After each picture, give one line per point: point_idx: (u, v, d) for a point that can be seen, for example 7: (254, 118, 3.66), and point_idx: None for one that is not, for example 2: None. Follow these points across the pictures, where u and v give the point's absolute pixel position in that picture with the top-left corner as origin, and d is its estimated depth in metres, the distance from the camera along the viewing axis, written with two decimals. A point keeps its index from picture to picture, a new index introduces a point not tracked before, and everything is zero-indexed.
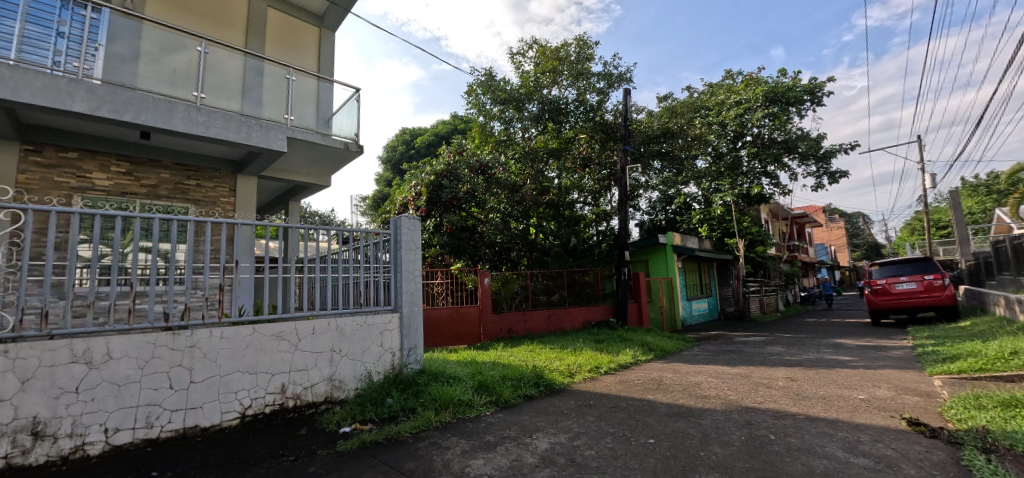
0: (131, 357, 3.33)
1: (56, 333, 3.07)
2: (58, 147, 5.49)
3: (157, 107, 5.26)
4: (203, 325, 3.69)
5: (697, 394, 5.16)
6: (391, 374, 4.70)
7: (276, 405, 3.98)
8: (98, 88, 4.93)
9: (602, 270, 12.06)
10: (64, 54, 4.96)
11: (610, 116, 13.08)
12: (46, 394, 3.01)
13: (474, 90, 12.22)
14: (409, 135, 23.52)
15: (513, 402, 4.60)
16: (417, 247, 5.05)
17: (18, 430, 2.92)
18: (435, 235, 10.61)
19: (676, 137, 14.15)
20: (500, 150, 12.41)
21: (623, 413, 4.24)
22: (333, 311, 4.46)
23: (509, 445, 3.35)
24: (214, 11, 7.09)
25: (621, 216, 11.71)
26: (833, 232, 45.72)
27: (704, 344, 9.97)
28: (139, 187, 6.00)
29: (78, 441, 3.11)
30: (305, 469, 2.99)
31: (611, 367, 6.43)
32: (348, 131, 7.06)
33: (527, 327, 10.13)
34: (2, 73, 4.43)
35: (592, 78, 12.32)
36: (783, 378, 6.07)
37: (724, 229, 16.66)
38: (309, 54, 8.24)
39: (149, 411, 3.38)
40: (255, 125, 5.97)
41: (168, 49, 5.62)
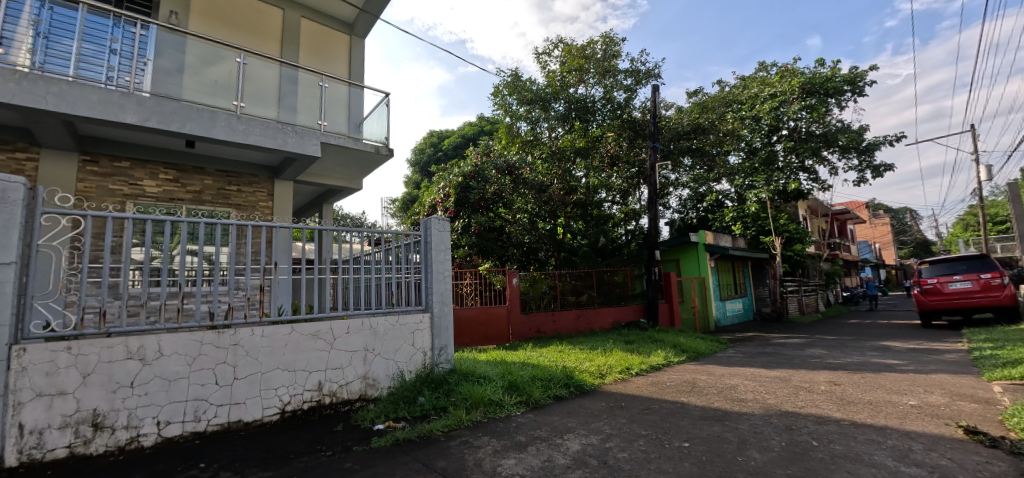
0: (180, 354, 3.51)
1: (113, 330, 3.27)
2: (112, 156, 5.86)
3: (201, 117, 5.54)
4: (246, 324, 3.84)
5: (733, 397, 4.99)
6: (423, 373, 4.76)
7: (314, 402, 4.11)
8: (147, 100, 5.22)
9: (632, 270, 11.86)
10: (116, 69, 5.29)
11: (639, 113, 12.86)
12: (105, 388, 3.21)
13: (500, 91, 12.26)
14: (436, 137, 23.89)
15: (544, 402, 4.59)
16: (447, 247, 5.09)
17: (80, 421, 3.12)
18: (463, 235, 10.73)
19: (707, 132, 13.77)
20: (527, 150, 12.41)
21: (656, 416, 4.15)
22: (366, 311, 4.56)
23: (541, 446, 3.34)
24: (251, 22, 7.40)
25: (650, 214, 11.50)
26: (878, 229, 43.26)
27: (740, 346, 9.63)
28: (185, 193, 6.33)
29: (134, 432, 3.30)
30: (341, 465, 3.07)
31: (643, 368, 6.31)
32: (378, 135, 7.22)
33: (556, 327, 10.09)
34: (62, 89, 4.75)
35: (620, 75, 12.14)
36: (825, 381, 5.79)
37: (760, 227, 16.15)
38: (340, 61, 8.48)
39: (197, 405, 3.55)
40: (291, 131, 6.19)
41: (210, 61, 5.90)
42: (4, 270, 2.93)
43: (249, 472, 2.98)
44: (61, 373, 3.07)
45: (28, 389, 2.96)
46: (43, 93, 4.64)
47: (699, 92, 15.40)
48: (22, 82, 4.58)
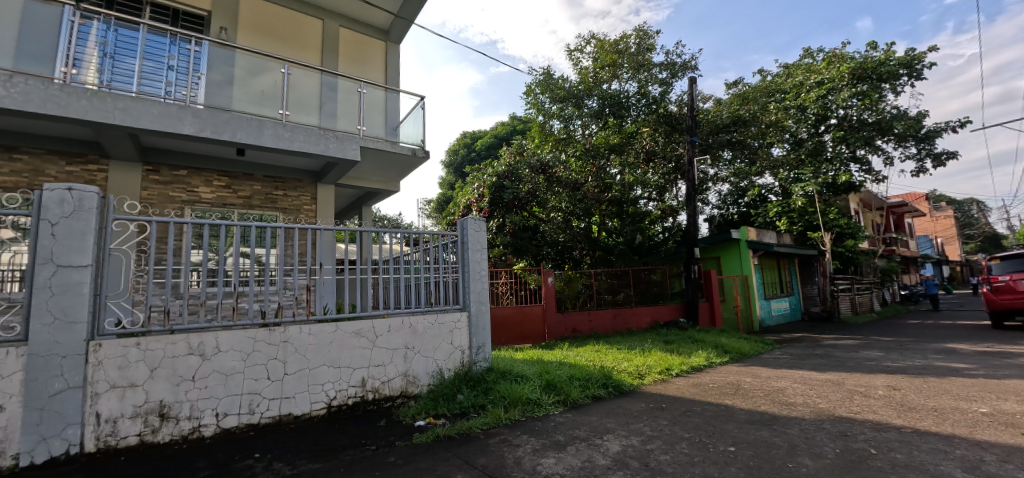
0: (236, 350, 3.72)
1: (176, 328, 3.51)
2: (172, 166, 6.27)
3: (249, 126, 5.85)
4: (295, 321, 4.03)
5: (781, 401, 4.77)
6: (461, 371, 4.83)
7: (358, 397, 4.26)
8: (202, 111, 5.56)
9: (670, 268, 11.52)
10: (174, 84, 5.75)
11: (675, 107, 12.53)
12: (170, 380, 3.45)
13: (533, 90, 12.24)
14: (470, 138, 24.15)
15: (582, 402, 4.55)
16: (484, 247, 5.13)
17: (149, 411, 3.37)
18: (498, 235, 10.79)
19: (749, 124, 13.21)
20: (560, 148, 12.30)
21: (698, 418, 4.03)
22: (406, 310, 4.67)
23: (580, 445, 3.31)
24: (293, 34, 7.74)
25: (689, 211, 11.15)
26: (939, 223, 40.05)
27: (787, 347, 9.19)
28: (237, 198, 6.70)
29: (195, 423, 3.53)
30: (385, 458, 3.16)
31: (683, 369, 6.13)
32: (414, 138, 7.40)
33: (592, 326, 10.00)
34: (128, 104, 5.13)
35: (654, 69, 11.85)
36: (883, 386, 5.43)
37: (807, 222, 15.02)
38: (377, 67, 8.73)
39: (251, 399, 3.76)
40: (332, 137, 6.43)
41: (256, 73, 6.20)
42: (82, 272, 3.21)
43: (301, 463, 3.12)
44: (132, 367, 3.33)
45: (104, 381, 3.23)
46: (112, 109, 5.04)
47: (738, 83, 14.81)
48: (93, 100, 4.98)
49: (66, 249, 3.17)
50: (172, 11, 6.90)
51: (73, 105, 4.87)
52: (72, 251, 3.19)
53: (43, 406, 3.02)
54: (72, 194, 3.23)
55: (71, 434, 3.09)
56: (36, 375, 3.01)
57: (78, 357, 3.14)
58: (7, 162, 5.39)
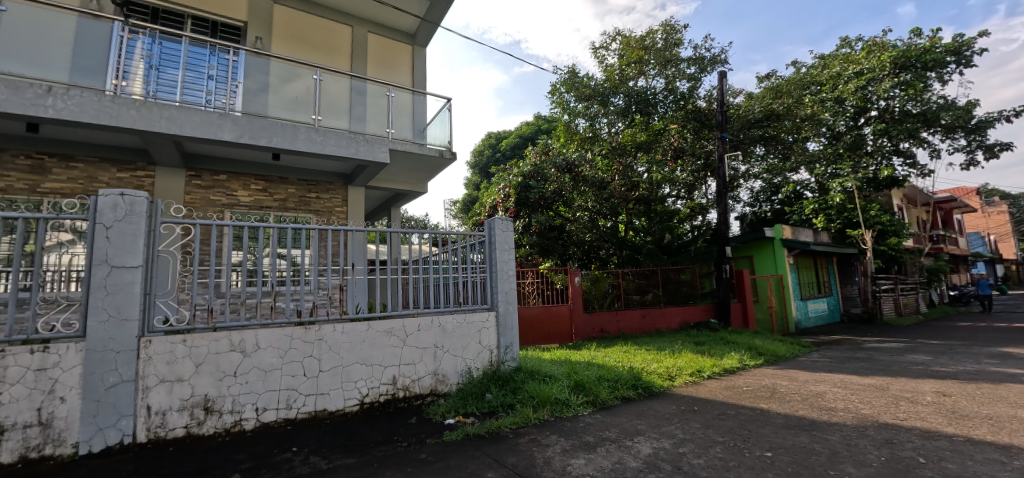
0: (274, 348, 3.86)
1: (218, 325, 3.68)
2: (213, 171, 6.57)
3: (284, 132, 6.06)
4: (329, 320, 4.15)
5: (820, 406, 4.58)
6: (490, 370, 4.86)
7: (389, 395, 4.35)
8: (240, 118, 5.81)
9: (700, 267, 11.23)
10: (214, 93, 5.97)
11: (704, 102, 12.20)
12: (213, 376, 3.62)
13: (558, 89, 12.16)
14: (494, 139, 24.28)
15: (611, 403, 4.51)
16: (512, 247, 5.14)
17: (195, 405, 3.54)
18: (524, 235, 10.79)
19: (782, 119, 12.73)
20: (586, 147, 12.16)
21: (733, 422, 3.92)
22: (435, 309, 4.73)
23: (611, 447, 3.28)
24: (324, 42, 7.97)
25: (719, 209, 10.85)
26: (992, 219, 37.52)
27: (826, 350, 8.82)
28: (273, 201, 6.96)
29: (237, 417, 3.68)
30: (417, 455, 3.22)
31: (715, 371, 5.98)
32: (441, 140, 7.51)
33: (620, 327, 9.90)
34: (173, 114, 5.41)
35: (682, 63, 11.58)
36: (932, 391, 5.14)
37: (846, 219, 14.37)
38: (404, 70, 8.89)
39: (289, 395, 3.89)
40: (362, 140, 6.61)
41: (290, 80, 6.41)
42: (133, 272, 3.41)
43: (336, 457, 3.21)
44: (179, 362, 3.51)
45: (154, 376, 3.42)
46: (158, 118, 5.33)
47: (771, 76, 14.31)
48: (142, 109, 5.27)
49: (119, 251, 3.37)
50: (211, 23, 7.20)
51: (123, 115, 5.17)
52: (124, 253, 3.39)
53: (100, 398, 3.23)
54: (125, 199, 3.44)
55: (125, 426, 3.29)
56: (93, 369, 3.22)
57: (131, 352, 3.34)
58: (64, 170, 5.76)
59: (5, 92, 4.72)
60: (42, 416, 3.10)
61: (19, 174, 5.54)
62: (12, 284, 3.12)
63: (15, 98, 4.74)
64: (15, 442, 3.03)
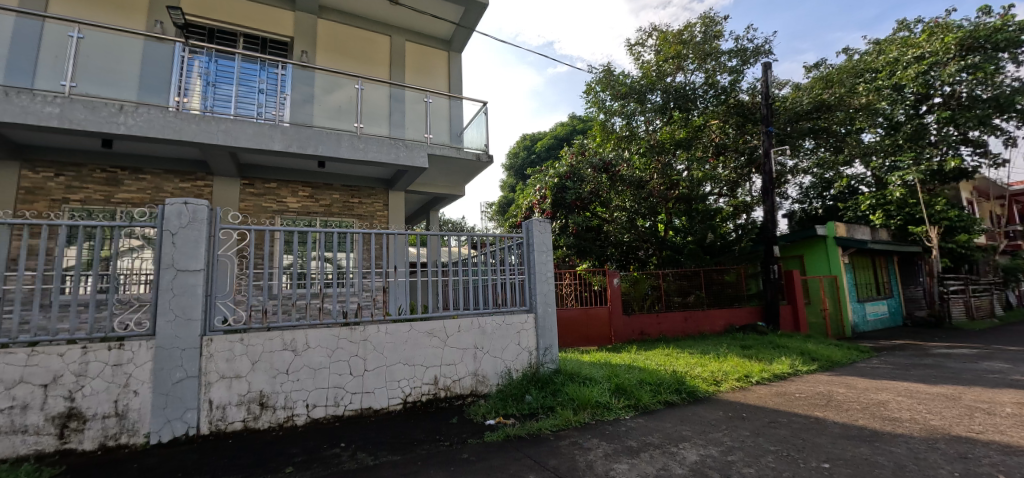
0: (323, 347, 4.03)
1: (272, 325, 3.88)
2: (264, 179, 6.95)
3: (329, 140, 6.33)
4: (373, 321, 4.29)
5: (883, 415, 4.27)
6: (529, 372, 4.86)
7: (431, 395, 4.44)
8: (288, 129, 6.11)
9: (745, 268, 10.74)
10: (264, 106, 6.32)
11: (747, 96, 11.67)
12: (268, 373, 3.81)
13: (593, 88, 11.98)
14: (529, 141, 24.34)
15: (653, 407, 4.40)
16: (549, 248, 5.12)
17: (251, 400, 3.74)
18: (561, 236, 10.74)
19: (834, 110, 11.99)
20: (623, 146, 11.91)
21: (785, 431, 3.73)
22: (475, 311, 4.79)
23: (655, 452, 3.20)
24: (364, 52, 8.27)
25: (765, 207, 10.38)
26: None
27: (888, 356, 8.21)
28: (319, 207, 7.30)
29: (289, 413, 3.86)
30: (459, 454, 3.26)
31: (764, 376, 5.71)
32: (477, 143, 7.61)
33: (661, 329, 9.68)
34: (228, 126, 5.77)
35: (722, 56, 11.17)
36: (1013, 403, 4.68)
37: (907, 214, 13.36)
38: (441, 76, 9.05)
39: (336, 392, 4.05)
40: (402, 146, 6.80)
41: (333, 90, 6.67)
42: (195, 276, 3.66)
43: (381, 454, 3.31)
44: (237, 359, 3.73)
45: (214, 372, 3.64)
46: (215, 131, 5.70)
47: (820, 65, 13.53)
48: (200, 123, 5.65)
49: (183, 255, 3.63)
50: (261, 40, 7.60)
51: (185, 129, 5.56)
52: (188, 257, 3.65)
53: (168, 392, 3.48)
54: (188, 207, 3.70)
55: (190, 418, 3.53)
56: (162, 365, 3.48)
57: (194, 350, 3.58)
58: (134, 182, 6.25)
59: (84, 111, 5.16)
60: (118, 408, 3.38)
61: (96, 186, 6.07)
62: (91, 286, 3.42)
63: (92, 116, 5.17)
64: (95, 430, 3.32)
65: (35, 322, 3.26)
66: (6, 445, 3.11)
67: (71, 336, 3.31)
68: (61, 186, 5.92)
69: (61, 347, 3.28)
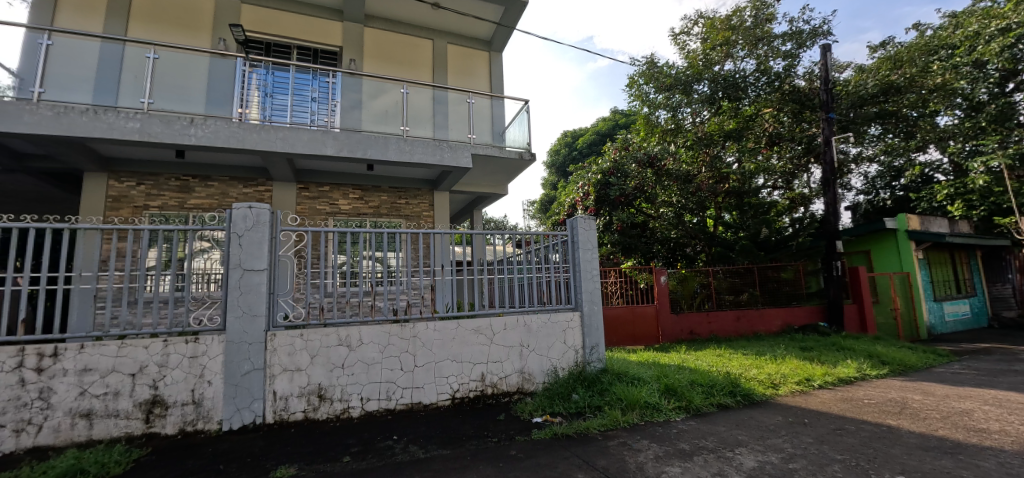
0: (375, 343, 4.20)
1: (329, 322, 4.09)
2: (318, 183, 7.34)
3: (377, 143, 6.57)
4: (421, 319, 4.43)
5: (967, 426, 3.89)
6: (575, 371, 4.83)
7: (478, 391, 4.51)
8: (340, 134, 6.39)
9: (804, 265, 10.09)
10: (317, 113, 6.63)
11: (804, 82, 10.95)
12: (325, 367, 4.02)
13: (636, 81, 11.65)
14: (571, 137, 24.10)
15: (706, 410, 4.24)
16: (595, 246, 5.05)
17: (310, 393, 3.96)
18: (605, 233, 10.56)
19: (904, 92, 11.02)
20: (668, 140, 11.55)
21: (854, 439, 3.48)
22: (520, 309, 4.81)
23: (709, 457, 3.09)
24: (408, 57, 8.50)
25: (825, 199, 9.75)
26: None
27: (972, 360, 7.45)
28: (368, 208, 7.60)
29: (345, 405, 4.05)
30: (508, 451, 3.30)
31: (827, 380, 5.35)
32: (520, 142, 7.63)
33: (712, 329, 9.33)
34: (286, 134, 6.12)
35: (775, 41, 10.56)
36: None
37: (993, 204, 11.71)
38: (482, 77, 9.12)
39: (388, 387, 4.20)
40: (446, 147, 6.95)
41: (380, 95, 6.91)
42: (259, 275, 3.91)
43: (432, 448, 3.41)
44: (298, 354, 3.95)
45: (278, 365, 3.89)
46: (274, 139, 6.06)
47: (887, 44, 12.46)
48: (260, 132, 6.03)
49: (249, 256, 3.89)
50: (312, 51, 7.98)
51: (247, 138, 5.96)
52: (253, 258, 3.90)
53: (238, 383, 3.76)
54: (252, 211, 3.96)
55: (257, 408, 3.79)
56: (232, 357, 3.76)
57: (260, 344, 3.84)
58: (204, 188, 6.78)
59: (160, 125, 5.63)
60: (194, 396, 3.68)
61: (171, 193, 6.63)
62: (169, 285, 3.73)
63: (167, 129, 5.65)
64: (176, 417, 3.63)
65: (124, 317, 3.61)
66: (102, 427, 3.47)
67: (154, 330, 3.64)
68: (142, 194, 6.51)
69: (146, 341, 3.62)
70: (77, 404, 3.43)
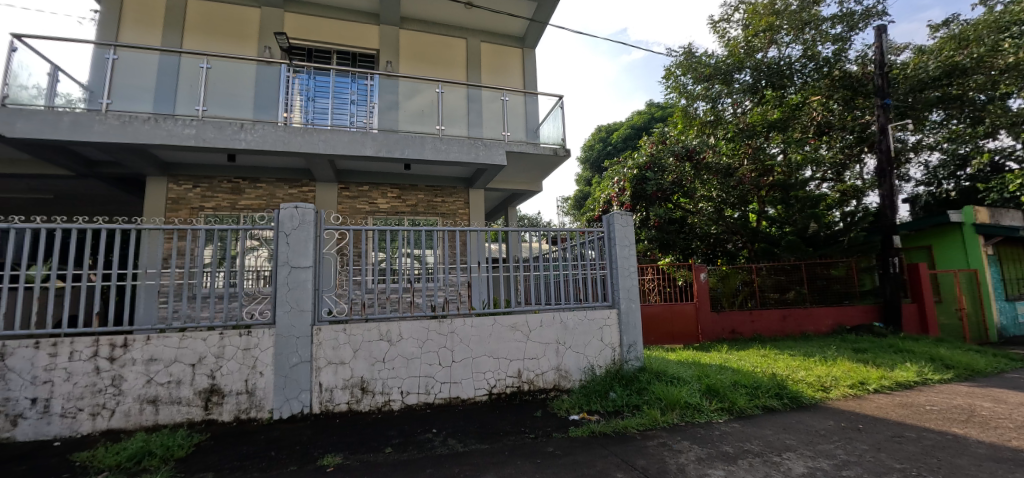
0: (414, 338, 4.31)
1: (370, 317, 4.24)
2: (358, 183, 7.59)
3: (414, 143, 6.72)
4: (459, 315, 4.52)
5: None
6: (612, 369, 4.77)
7: (515, 387, 4.55)
8: (378, 135, 6.57)
9: (857, 261, 9.50)
10: (356, 115, 6.85)
11: (857, 66, 10.27)
12: (367, 361, 4.16)
13: (673, 73, 11.31)
14: (606, 132, 23.78)
15: (750, 412, 4.08)
16: (632, 242, 4.96)
17: (354, 385, 4.12)
18: (642, 229, 10.32)
19: (971, 74, 10.13)
20: (707, 132, 11.15)
21: (914, 447, 3.27)
22: (556, 306, 4.80)
23: (755, 461, 2.99)
24: (443, 57, 8.62)
25: (881, 190, 9.16)
26: None
27: None
28: (406, 206, 7.78)
29: (387, 398, 4.18)
30: (545, 448, 3.31)
31: (884, 384, 5.03)
32: (554, 138, 7.59)
33: (755, 328, 8.98)
34: (327, 136, 6.35)
35: (823, 24, 9.98)
36: None
37: None
38: (515, 73, 9.11)
39: (427, 381, 4.30)
40: (481, 145, 7.02)
41: (416, 95, 7.05)
42: (305, 272, 4.08)
43: (471, 442, 3.47)
44: (342, 348, 4.12)
45: (323, 358, 4.06)
46: (317, 141, 6.31)
47: (950, 23, 11.48)
48: (304, 135, 6.29)
49: (295, 254, 4.08)
50: (351, 55, 8.24)
51: (292, 141, 6.23)
52: (299, 256, 4.09)
53: (287, 374, 3.96)
54: (298, 211, 4.14)
55: (305, 398, 3.98)
56: (282, 350, 3.96)
57: (306, 338, 4.02)
58: (253, 190, 7.15)
59: (214, 131, 5.98)
60: (248, 386, 3.90)
61: (224, 195, 7.03)
62: (224, 281, 3.97)
63: (220, 134, 5.99)
64: (231, 405, 3.86)
65: (184, 311, 3.88)
66: (166, 413, 3.74)
67: (211, 324, 3.90)
68: (198, 196, 6.94)
69: (204, 333, 3.87)
70: (145, 391, 3.71)
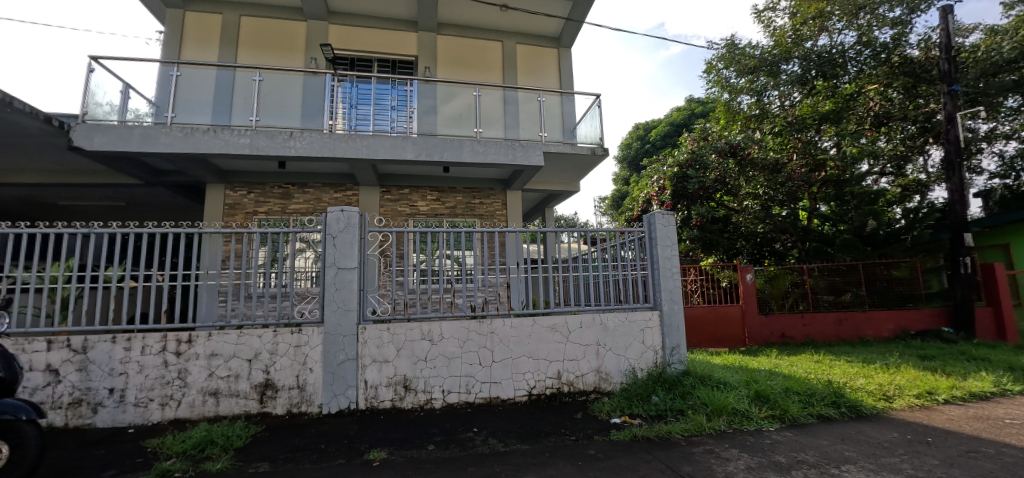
0: (455, 338, 4.39)
1: (412, 316, 4.35)
2: (399, 186, 7.82)
3: (453, 146, 6.87)
4: (498, 315, 4.57)
5: None
6: (655, 372, 4.66)
7: (555, 389, 4.54)
8: (418, 139, 6.75)
9: (922, 261, 8.82)
10: (396, 121, 7.05)
11: (919, 52, 9.53)
12: (410, 359, 4.28)
13: (714, 66, 10.91)
14: (643, 129, 23.32)
15: (804, 421, 3.88)
16: (674, 242, 4.84)
17: (397, 383, 4.24)
18: (683, 228, 10.02)
19: None
20: (752, 127, 10.66)
21: (992, 464, 3.00)
22: (595, 307, 4.76)
23: (809, 472, 2.84)
24: (479, 60, 8.74)
25: (948, 185, 8.50)
26: None
27: None
28: (445, 208, 7.94)
29: (428, 396, 4.28)
30: (586, 450, 3.29)
31: (955, 394, 4.65)
32: (592, 137, 7.51)
33: (807, 332, 8.55)
34: (370, 141, 6.59)
35: (880, 7, 9.33)
36: None
37: None
38: (551, 73, 9.10)
39: (467, 380, 4.37)
40: (519, 146, 7.06)
41: (453, 98, 7.18)
42: (351, 273, 4.25)
43: (512, 442, 3.50)
44: (386, 347, 4.25)
45: (368, 356, 4.21)
46: (360, 147, 6.54)
47: None
48: (349, 141, 6.54)
49: (342, 255, 4.25)
50: (391, 62, 8.52)
51: (337, 147, 6.49)
52: (345, 257, 4.26)
53: (334, 371, 4.13)
54: (345, 213, 4.31)
55: (351, 395, 4.14)
56: (330, 348, 4.14)
57: (352, 336, 4.18)
58: (302, 195, 7.52)
59: (266, 139, 6.32)
60: (298, 381, 4.11)
61: (275, 200, 7.43)
62: (277, 281, 4.19)
63: (272, 143, 6.33)
64: (284, 399, 4.07)
65: (241, 310, 4.12)
66: (226, 405, 3.99)
67: (266, 322, 4.13)
68: (252, 201, 7.37)
69: (259, 331, 4.10)
70: (207, 384, 3.98)
